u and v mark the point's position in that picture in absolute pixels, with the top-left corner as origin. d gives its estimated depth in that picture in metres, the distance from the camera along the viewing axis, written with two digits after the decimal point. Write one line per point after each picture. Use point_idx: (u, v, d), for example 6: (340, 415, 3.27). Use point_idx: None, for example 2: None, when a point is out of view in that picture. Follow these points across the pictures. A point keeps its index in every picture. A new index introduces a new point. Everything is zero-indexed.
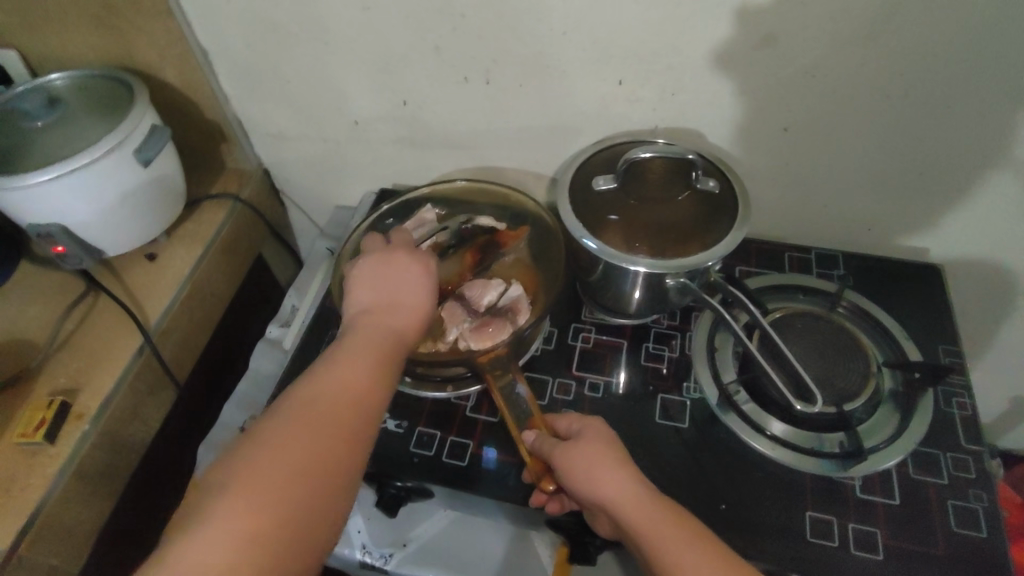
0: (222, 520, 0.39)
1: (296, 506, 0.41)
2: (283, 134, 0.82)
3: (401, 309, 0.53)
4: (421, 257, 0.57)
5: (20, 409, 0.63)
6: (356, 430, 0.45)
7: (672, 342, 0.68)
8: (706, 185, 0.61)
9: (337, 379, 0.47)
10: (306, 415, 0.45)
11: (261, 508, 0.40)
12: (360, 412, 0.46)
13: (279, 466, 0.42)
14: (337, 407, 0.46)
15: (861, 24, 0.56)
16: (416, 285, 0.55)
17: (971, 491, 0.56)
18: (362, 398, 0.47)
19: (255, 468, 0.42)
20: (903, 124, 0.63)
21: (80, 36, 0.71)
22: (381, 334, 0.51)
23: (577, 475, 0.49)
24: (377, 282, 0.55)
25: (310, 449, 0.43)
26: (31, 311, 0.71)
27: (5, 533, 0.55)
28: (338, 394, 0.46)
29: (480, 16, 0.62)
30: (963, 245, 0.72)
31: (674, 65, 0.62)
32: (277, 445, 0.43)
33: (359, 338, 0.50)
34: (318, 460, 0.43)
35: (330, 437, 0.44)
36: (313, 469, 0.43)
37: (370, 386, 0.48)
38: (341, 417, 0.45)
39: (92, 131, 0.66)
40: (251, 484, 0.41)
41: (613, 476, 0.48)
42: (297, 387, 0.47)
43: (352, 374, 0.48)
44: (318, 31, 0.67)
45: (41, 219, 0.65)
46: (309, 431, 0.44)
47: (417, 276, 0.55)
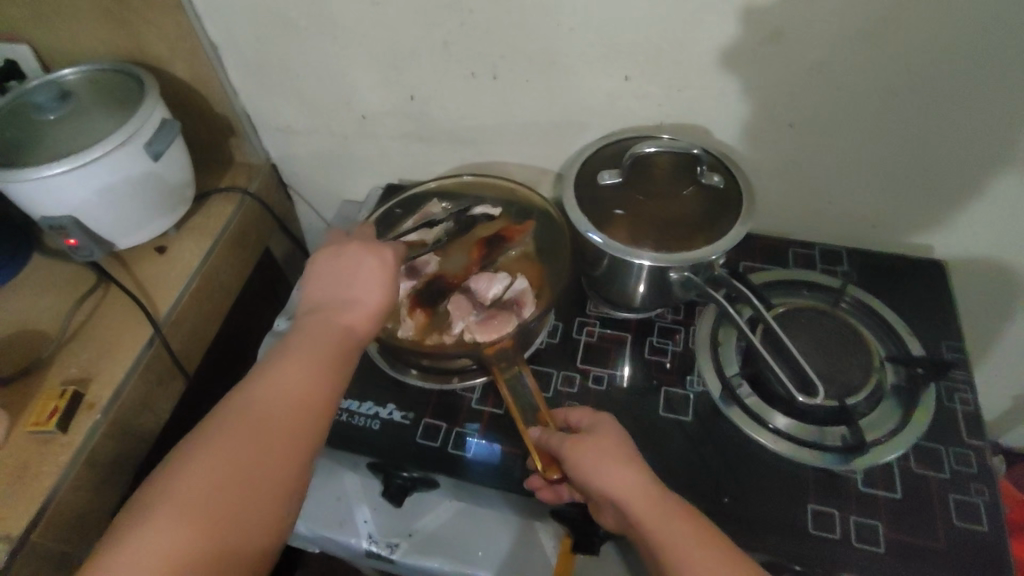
0: (156, 536, 0.40)
1: (232, 523, 0.42)
2: (291, 128, 0.82)
3: (352, 308, 0.53)
4: (377, 254, 0.55)
5: (33, 398, 0.64)
6: (299, 438, 0.47)
7: (676, 336, 0.68)
8: (711, 179, 0.62)
9: (282, 388, 0.48)
10: (249, 427, 0.46)
11: (197, 523, 0.41)
12: (304, 419, 0.47)
13: (218, 482, 0.43)
14: (279, 417, 0.47)
15: (867, 20, 0.56)
16: (371, 282, 0.54)
17: (971, 484, 0.57)
18: (307, 408, 0.48)
19: (199, 470, 0.43)
20: (908, 121, 0.63)
21: (92, 30, 0.72)
22: (331, 337, 0.51)
23: (587, 472, 0.49)
24: (331, 280, 0.55)
25: (252, 462, 0.44)
26: (42, 302, 0.72)
27: (17, 519, 0.56)
28: (283, 405, 0.47)
29: (488, 11, 0.62)
30: (967, 242, 0.72)
31: (681, 61, 0.63)
32: (216, 458, 0.44)
33: (307, 342, 0.51)
34: (257, 473, 0.44)
35: (272, 449, 0.45)
36: (253, 483, 0.44)
37: (318, 394, 0.48)
38: (284, 428, 0.46)
39: (103, 124, 0.67)
40: (187, 500, 0.42)
41: (622, 474, 0.48)
42: (242, 395, 0.48)
43: (298, 382, 0.48)
44: (327, 26, 0.67)
45: (53, 211, 0.66)
46: (250, 444, 0.45)
47: (372, 272, 0.55)
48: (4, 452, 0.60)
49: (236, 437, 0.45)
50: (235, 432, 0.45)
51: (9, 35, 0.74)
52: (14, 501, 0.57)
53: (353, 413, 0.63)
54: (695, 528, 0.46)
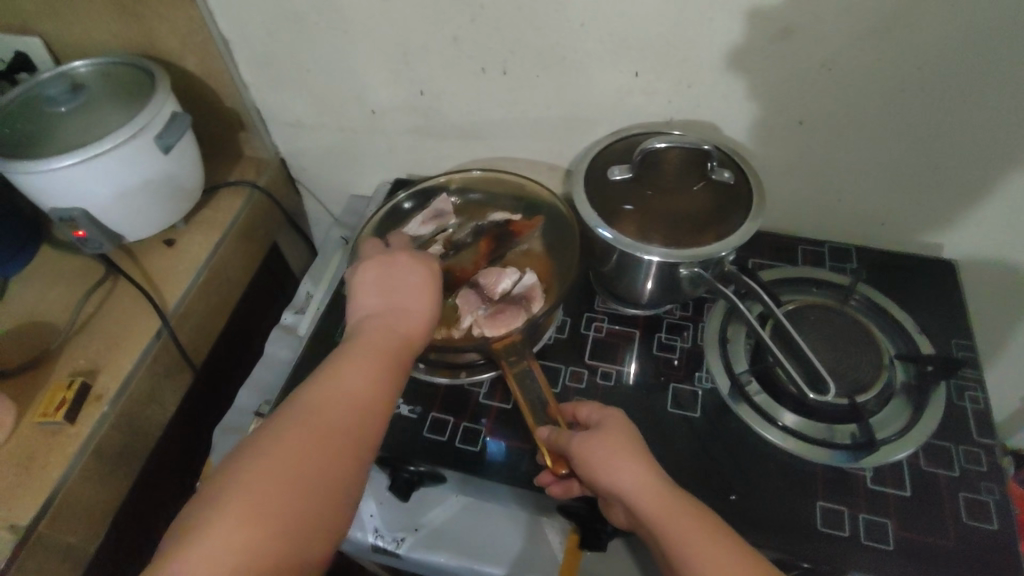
0: (220, 548, 0.38)
1: (298, 533, 0.41)
2: (300, 124, 0.83)
3: (404, 316, 0.53)
4: (425, 264, 0.57)
5: (41, 389, 0.64)
6: (359, 443, 0.45)
7: (685, 332, 0.68)
8: (721, 176, 0.62)
9: (342, 393, 0.47)
10: (312, 432, 0.44)
11: (260, 529, 0.39)
12: (364, 424, 0.46)
13: (283, 489, 0.41)
14: (341, 423, 0.45)
15: (879, 17, 0.56)
16: (422, 292, 0.55)
17: (982, 483, 0.56)
18: (366, 414, 0.47)
19: (261, 472, 0.41)
20: (919, 119, 0.63)
21: (103, 23, 0.72)
22: (387, 344, 0.51)
23: (599, 468, 0.48)
24: (378, 288, 0.55)
25: (317, 469, 0.43)
26: (52, 294, 0.72)
27: (26, 509, 0.56)
28: (344, 411, 0.46)
29: (499, 6, 0.62)
30: (977, 242, 0.72)
31: (691, 57, 0.63)
32: (280, 463, 0.42)
33: (364, 346, 0.50)
34: (318, 479, 0.43)
35: (333, 454, 0.44)
36: (317, 492, 0.42)
37: (375, 400, 0.48)
38: (346, 436, 0.45)
39: (114, 117, 0.67)
40: (251, 509, 0.40)
41: (635, 472, 0.48)
42: (300, 399, 0.46)
43: (357, 388, 0.48)
44: (337, 20, 0.67)
45: (62, 203, 0.66)
46: (315, 449, 0.43)
47: (422, 282, 0.56)
48: (12, 442, 0.60)
49: (299, 439, 0.43)
50: (298, 437, 0.44)
51: (21, 28, 0.75)
52: (22, 491, 0.57)
53: None
54: (705, 523, 0.46)
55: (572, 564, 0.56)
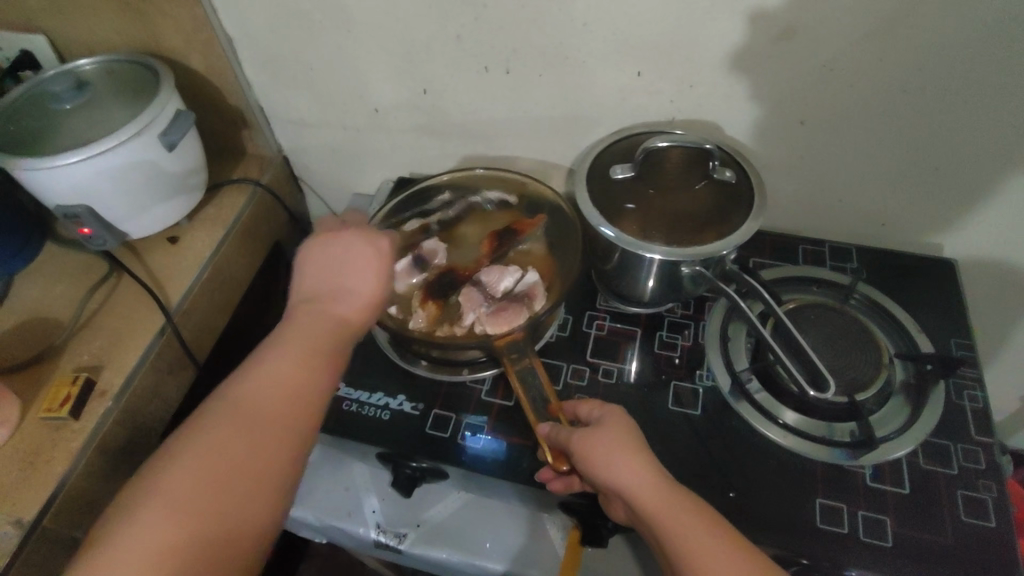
0: (138, 548, 0.39)
1: (223, 526, 0.41)
2: (303, 122, 0.83)
3: (344, 297, 0.53)
4: (372, 244, 0.55)
5: (46, 384, 0.64)
6: (290, 429, 0.46)
7: (686, 331, 0.68)
8: (723, 175, 0.62)
9: (274, 382, 0.47)
10: (238, 425, 0.45)
11: (186, 522, 0.41)
12: (296, 411, 0.47)
13: (203, 485, 0.42)
14: (272, 414, 0.46)
15: (880, 18, 0.56)
16: (367, 272, 0.54)
17: (980, 481, 0.57)
18: (298, 401, 0.47)
19: (188, 467, 0.42)
20: (920, 120, 0.63)
21: (108, 21, 0.73)
22: (325, 329, 0.51)
23: (597, 464, 0.49)
24: (322, 270, 0.55)
25: (241, 461, 0.43)
26: (55, 290, 0.72)
27: (31, 503, 0.57)
28: (275, 401, 0.46)
29: (502, 5, 0.63)
30: (977, 242, 0.72)
31: (693, 57, 0.63)
32: (204, 459, 0.43)
33: (300, 332, 0.50)
34: (247, 469, 0.43)
35: (262, 443, 0.45)
36: (242, 484, 0.43)
37: (311, 388, 0.48)
38: (271, 427, 0.45)
39: (119, 114, 0.68)
40: (169, 508, 0.41)
41: (633, 469, 0.48)
42: (232, 391, 0.47)
43: (290, 376, 0.48)
44: (341, 19, 0.68)
45: (67, 200, 0.66)
46: (239, 442, 0.44)
47: (366, 262, 0.55)
48: (17, 436, 0.61)
49: (225, 432, 0.44)
50: (222, 430, 0.44)
51: (26, 26, 0.75)
52: (27, 485, 0.58)
53: (364, 403, 0.63)
54: (702, 517, 0.46)
55: (573, 561, 0.57)
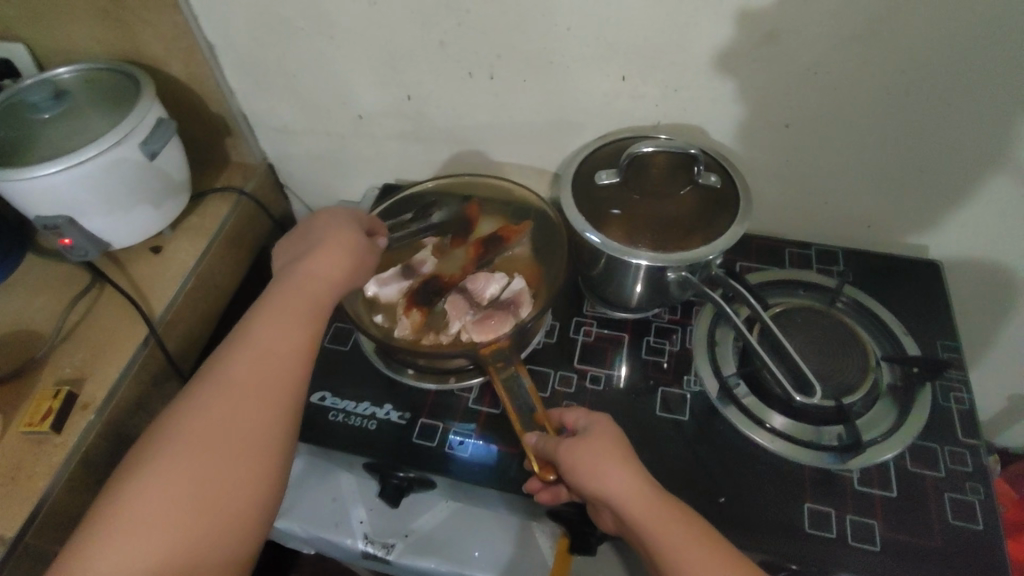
0: (156, 489, 0.43)
1: (227, 479, 0.45)
2: (288, 128, 0.82)
3: (317, 264, 0.57)
4: (332, 223, 0.60)
5: (27, 398, 0.63)
6: (282, 378, 0.50)
7: (674, 336, 0.68)
8: (708, 179, 0.62)
9: (258, 346, 0.51)
10: (228, 389, 0.48)
11: (196, 463, 0.45)
12: (288, 361, 0.51)
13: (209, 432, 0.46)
14: (264, 367, 0.50)
15: (863, 22, 0.56)
16: (336, 243, 0.58)
17: (968, 484, 0.57)
18: (282, 363, 0.50)
19: (193, 418, 0.47)
20: (903, 122, 0.63)
21: (87, 29, 0.72)
22: (302, 295, 0.54)
23: (586, 477, 0.48)
24: (295, 250, 0.59)
25: (234, 421, 0.47)
26: (36, 302, 0.71)
27: (11, 520, 0.56)
28: (261, 364, 0.50)
29: (485, 11, 0.62)
30: (962, 243, 0.72)
31: (677, 61, 0.63)
32: (209, 409, 0.47)
33: (279, 301, 0.54)
34: (246, 414, 0.47)
35: (257, 391, 0.48)
36: (237, 435, 0.46)
37: (294, 350, 0.51)
38: (266, 377, 0.49)
39: (99, 123, 0.67)
40: (182, 454, 0.45)
41: (622, 481, 0.47)
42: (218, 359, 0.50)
43: (273, 340, 0.51)
44: (324, 26, 0.67)
45: (47, 211, 0.65)
46: (230, 405, 0.47)
47: (335, 235, 0.59)
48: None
49: (224, 385, 0.48)
50: (213, 395, 0.48)
51: (3, 34, 0.74)
52: (8, 501, 0.57)
53: (350, 413, 0.63)
54: (694, 527, 0.46)
55: (561, 569, 0.57)
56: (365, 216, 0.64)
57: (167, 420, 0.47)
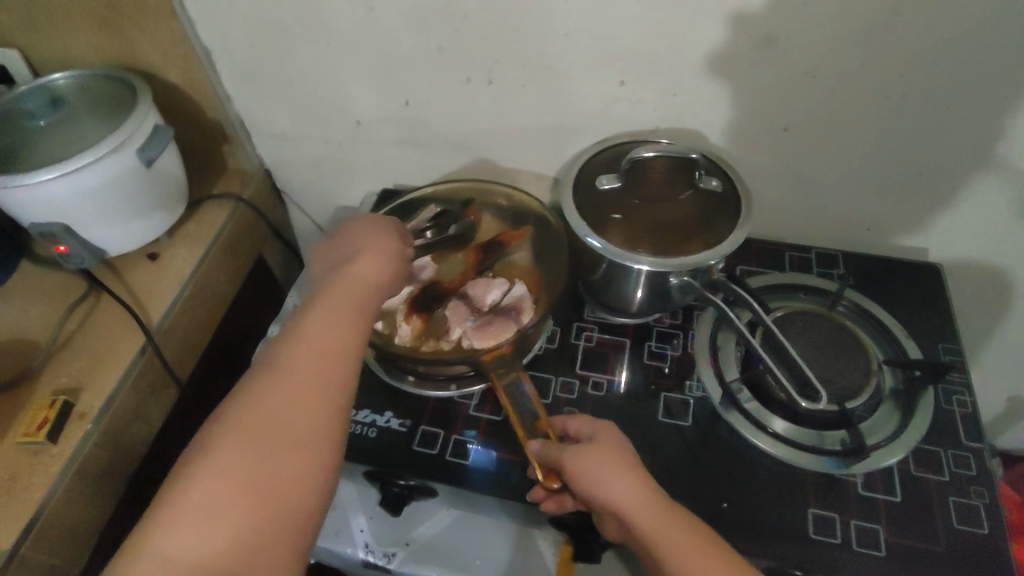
0: (211, 482, 0.43)
1: (282, 477, 0.44)
2: (285, 134, 0.82)
3: (362, 264, 0.56)
4: (371, 225, 0.60)
5: (23, 408, 0.62)
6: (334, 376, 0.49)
7: (675, 341, 0.68)
8: (708, 184, 0.62)
9: (309, 346, 0.50)
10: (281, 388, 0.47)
11: (251, 459, 0.44)
12: (338, 359, 0.50)
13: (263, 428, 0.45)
14: (316, 364, 0.49)
15: (861, 26, 0.56)
16: (381, 246, 0.58)
17: (972, 488, 0.56)
18: (334, 363, 0.49)
19: (247, 414, 0.46)
20: (902, 125, 0.63)
21: (83, 36, 0.71)
22: (349, 295, 0.54)
23: (588, 486, 0.48)
24: (336, 251, 0.59)
25: (289, 417, 0.46)
26: (32, 310, 0.71)
27: (7, 532, 0.55)
28: (310, 361, 0.49)
29: (483, 16, 0.62)
30: (962, 246, 0.72)
31: (676, 65, 0.63)
32: (264, 405, 0.47)
33: (327, 300, 0.53)
34: (298, 411, 0.47)
35: (310, 388, 0.48)
36: (291, 432, 0.46)
37: (346, 350, 0.50)
38: (319, 374, 0.48)
39: (95, 130, 0.67)
40: (238, 449, 0.44)
41: (625, 489, 0.47)
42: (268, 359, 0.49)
43: (324, 336, 0.50)
44: (321, 32, 0.67)
45: (42, 219, 0.65)
46: (285, 404, 0.46)
47: (379, 238, 0.58)
48: None
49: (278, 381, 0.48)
50: (267, 394, 0.47)
51: None
52: (4, 512, 0.56)
53: (350, 421, 0.62)
54: (699, 537, 0.46)
55: None
56: (394, 222, 0.62)
57: (223, 414, 0.47)
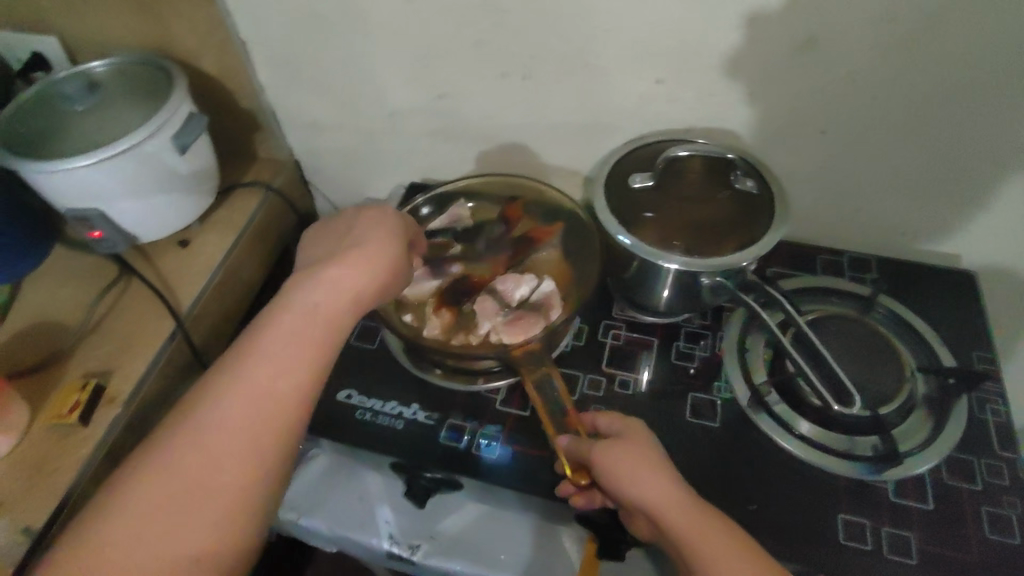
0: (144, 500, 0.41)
1: (214, 502, 0.42)
2: (317, 125, 0.82)
3: (343, 269, 0.51)
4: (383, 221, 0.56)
5: (55, 388, 0.63)
6: (287, 397, 0.46)
7: (703, 341, 0.67)
8: (745, 185, 0.61)
9: (255, 386, 0.45)
10: (229, 401, 0.45)
11: (187, 479, 0.42)
12: (295, 379, 0.46)
13: (204, 448, 0.43)
14: (272, 382, 0.46)
15: (906, 29, 0.56)
16: (359, 266, 0.52)
17: (1005, 498, 0.56)
18: (280, 410, 0.45)
19: (192, 428, 0.44)
20: (942, 131, 0.63)
21: (122, 22, 0.72)
22: (314, 326, 0.49)
23: (624, 478, 0.47)
24: (326, 251, 0.54)
25: (230, 438, 0.44)
26: (64, 293, 0.72)
27: (38, 512, 0.55)
28: (265, 379, 0.46)
29: (522, 10, 0.62)
30: (1000, 255, 0.71)
31: (714, 65, 0.62)
32: (209, 421, 0.44)
33: (294, 309, 0.49)
34: (244, 433, 0.44)
35: (260, 407, 0.45)
36: (232, 455, 0.43)
37: (300, 374, 0.47)
38: (275, 394, 0.46)
39: (131, 117, 0.67)
40: (174, 468, 0.42)
41: (662, 488, 0.47)
42: (223, 371, 0.46)
43: (285, 352, 0.47)
44: (357, 23, 0.67)
45: (78, 203, 0.66)
46: (229, 422, 0.44)
47: (361, 254, 0.52)
48: (26, 443, 0.60)
49: (229, 397, 0.45)
50: (209, 416, 0.44)
51: (39, 27, 0.75)
52: (35, 493, 0.57)
53: (377, 412, 0.62)
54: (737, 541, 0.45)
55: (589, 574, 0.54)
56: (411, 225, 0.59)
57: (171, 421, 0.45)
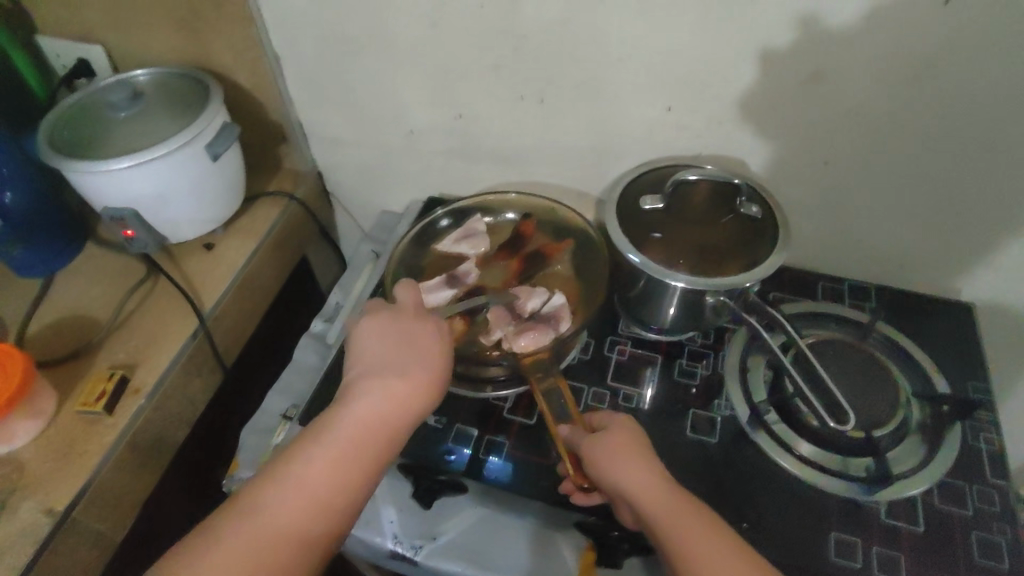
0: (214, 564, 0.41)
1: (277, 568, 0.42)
2: (341, 139, 0.86)
3: (422, 353, 0.52)
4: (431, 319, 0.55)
5: (82, 378, 0.66)
6: (363, 472, 0.47)
7: (705, 360, 0.70)
8: (749, 210, 0.63)
9: (302, 499, 0.44)
10: (308, 474, 0.45)
11: (258, 546, 0.42)
12: (369, 456, 0.47)
13: (279, 518, 0.43)
14: (350, 458, 0.47)
15: (904, 68, 0.59)
16: (425, 367, 0.51)
17: (995, 523, 0.57)
18: (322, 527, 0.44)
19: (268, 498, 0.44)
20: (939, 167, 0.65)
21: (163, 36, 0.76)
22: (368, 439, 0.48)
23: (604, 463, 0.50)
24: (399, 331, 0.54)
25: (304, 509, 0.44)
26: (95, 289, 0.75)
27: (61, 494, 0.58)
28: (342, 454, 0.46)
29: (541, 37, 0.65)
30: (997, 289, 0.73)
31: (721, 95, 0.65)
32: (287, 493, 0.44)
33: (373, 390, 0.49)
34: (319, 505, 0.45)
35: (334, 483, 0.45)
36: (304, 525, 0.44)
37: (374, 450, 0.48)
38: (351, 469, 0.46)
39: (170, 125, 0.71)
40: (248, 537, 0.42)
41: (635, 466, 0.49)
42: (299, 445, 0.47)
43: (362, 430, 0.48)
44: (385, 44, 0.71)
45: (114, 203, 0.69)
46: (303, 495, 0.44)
47: (429, 354, 0.52)
48: (53, 429, 0.63)
49: (308, 471, 0.45)
50: (284, 488, 0.44)
51: (85, 37, 0.79)
52: (60, 476, 0.59)
53: None
54: (708, 523, 0.46)
55: None
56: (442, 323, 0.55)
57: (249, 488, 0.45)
